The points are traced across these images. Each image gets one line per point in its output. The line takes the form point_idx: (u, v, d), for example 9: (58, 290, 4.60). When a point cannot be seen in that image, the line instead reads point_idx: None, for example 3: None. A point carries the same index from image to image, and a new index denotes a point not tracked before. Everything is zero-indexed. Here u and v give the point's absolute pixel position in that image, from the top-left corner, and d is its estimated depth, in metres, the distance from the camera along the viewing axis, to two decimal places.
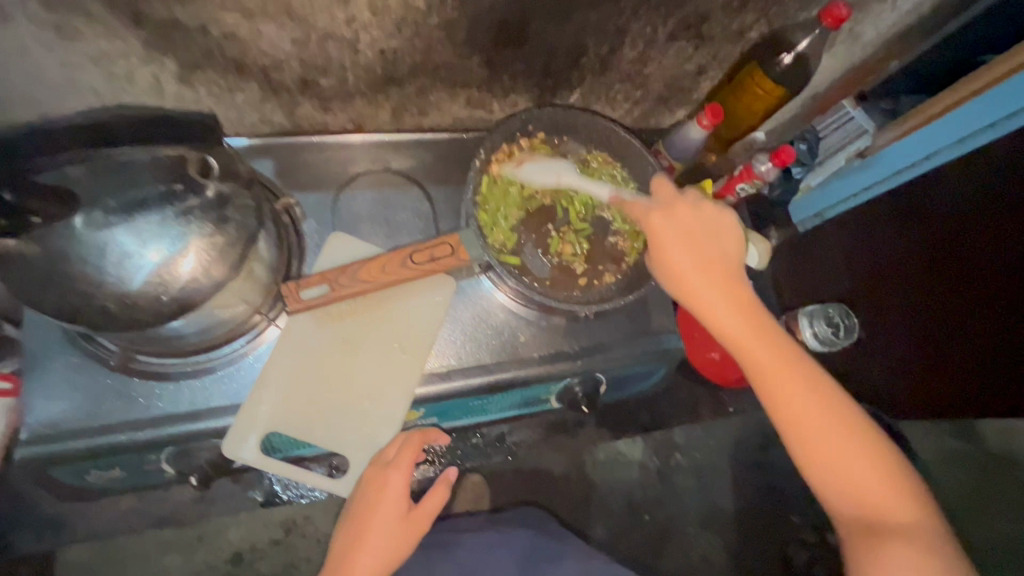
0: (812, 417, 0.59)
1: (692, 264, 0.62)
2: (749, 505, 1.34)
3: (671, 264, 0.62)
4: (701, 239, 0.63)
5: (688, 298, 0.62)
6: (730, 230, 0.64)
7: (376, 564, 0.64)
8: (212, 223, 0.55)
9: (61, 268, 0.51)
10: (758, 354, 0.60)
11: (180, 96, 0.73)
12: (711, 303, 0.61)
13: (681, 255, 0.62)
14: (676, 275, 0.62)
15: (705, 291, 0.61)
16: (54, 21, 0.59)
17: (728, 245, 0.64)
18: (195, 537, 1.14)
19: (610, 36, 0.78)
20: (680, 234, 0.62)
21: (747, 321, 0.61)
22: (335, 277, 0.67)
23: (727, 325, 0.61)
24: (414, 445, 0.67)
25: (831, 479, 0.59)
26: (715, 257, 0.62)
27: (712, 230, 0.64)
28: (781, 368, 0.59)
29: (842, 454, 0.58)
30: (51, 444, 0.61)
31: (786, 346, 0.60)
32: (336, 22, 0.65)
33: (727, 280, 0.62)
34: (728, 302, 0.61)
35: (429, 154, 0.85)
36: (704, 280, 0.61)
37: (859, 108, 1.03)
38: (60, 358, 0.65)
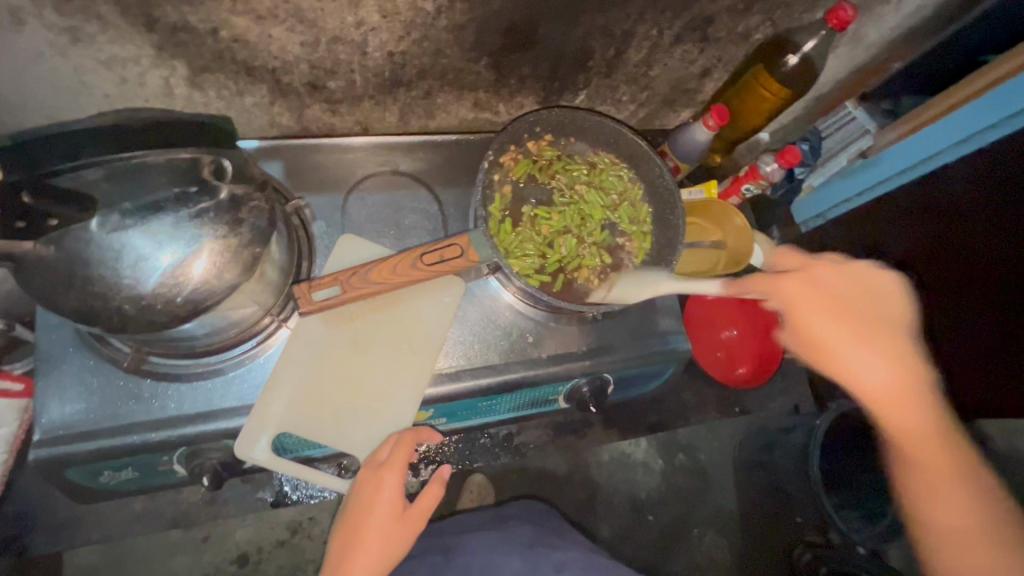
0: (935, 475, 0.62)
1: (842, 329, 0.60)
2: (754, 505, 1.35)
3: (817, 331, 0.61)
4: (853, 303, 0.61)
5: (832, 364, 0.61)
6: (895, 292, 0.63)
7: (373, 565, 0.65)
8: (225, 224, 0.55)
9: (78, 270, 0.52)
10: (906, 417, 0.61)
11: (191, 99, 0.74)
12: (864, 371, 0.60)
13: (825, 319, 0.61)
14: (820, 343, 0.61)
15: (852, 357, 0.60)
16: (67, 26, 0.60)
17: (883, 306, 0.62)
18: (202, 539, 1.14)
19: (617, 39, 0.78)
20: (824, 299, 0.61)
21: (896, 390, 0.60)
22: (345, 278, 0.67)
23: (881, 392, 0.60)
24: (407, 444, 0.66)
25: (957, 534, 0.63)
26: (871, 320, 0.61)
27: (873, 290, 0.63)
28: (926, 436, 0.61)
29: (963, 510, 0.63)
30: (64, 445, 0.61)
31: (927, 413, 0.61)
32: (346, 26, 0.65)
33: (874, 338, 0.60)
34: (880, 368, 0.60)
35: (436, 156, 0.86)
36: (860, 348, 0.60)
37: (861, 109, 1.04)
38: (73, 359, 0.65)
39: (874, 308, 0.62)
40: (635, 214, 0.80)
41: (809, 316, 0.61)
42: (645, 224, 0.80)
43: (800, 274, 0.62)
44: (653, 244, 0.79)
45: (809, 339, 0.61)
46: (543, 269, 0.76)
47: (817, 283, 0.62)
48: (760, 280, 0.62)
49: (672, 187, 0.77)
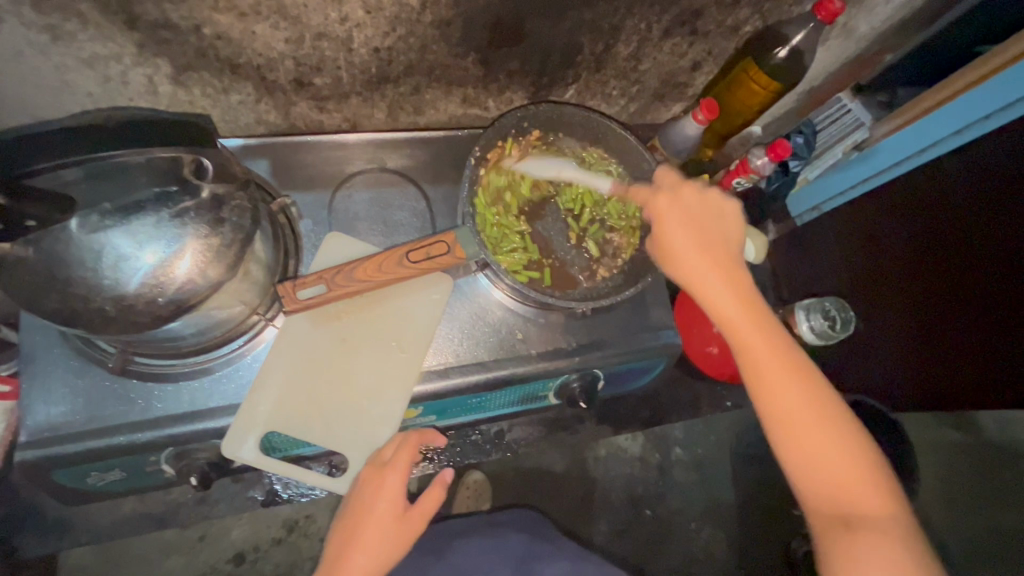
0: (791, 400, 0.58)
1: (685, 237, 0.63)
2: (749, 499, 1.35)
3: (666, 240, 0.63)
4: (698, 217, 0.64)
5: (685, 275, 0.62)
6: (737, 217, 0.66)
7: (370, 563, 0.63)
8: (207, 223, 0.55)
9: (58, 272, 0.52)
10: (753, 337, 0.59)
11: (175, 97, 0.73)
12: (706, 279, 0.61)
13: (679, 232, 0.63)
14: (668, 249, 0.63)
15: (693, 263, 0.61)
16: (46, 24, 0.59)
17: (726, 226, 0.65)
18: (198, 537, 1.14)
19: (605, 33, 0.78)
20: (677, 213, 0.64)
21: (737, 299, 0.60)
22: (330, 277, 0.67)
23: (726, 304, 0.60)
24: (411, 445, 0.66)
25: (811, 470, 0.57)
26: (711, 234, 0.63)
27: (717, 210, 0.65)
28: (773, 349, 0.59)
29: (818, 442, 0.57)
30: (50, 446, 0.61)
31: (772, 326, 0.60)
32: (330, 22, 0.65)
33: (713, 252, 0.62)
34: (721, 277, 0.61)
35: (425, 153, 0.85)
36: (698, 254, 0.62)
37: (857, 101, 1.01)
38: (59, 360, 0.65)
39: (717, 226, 0.64)
40: (624, 209, 0.80)
41: (668, 229, 0.63)
42: (634, 218, 0.79)
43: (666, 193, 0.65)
44: (642, 238, 0.78)
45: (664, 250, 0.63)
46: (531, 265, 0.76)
47: (678, 202, 0.65)
48: (638, 193, 0.67)
49: None
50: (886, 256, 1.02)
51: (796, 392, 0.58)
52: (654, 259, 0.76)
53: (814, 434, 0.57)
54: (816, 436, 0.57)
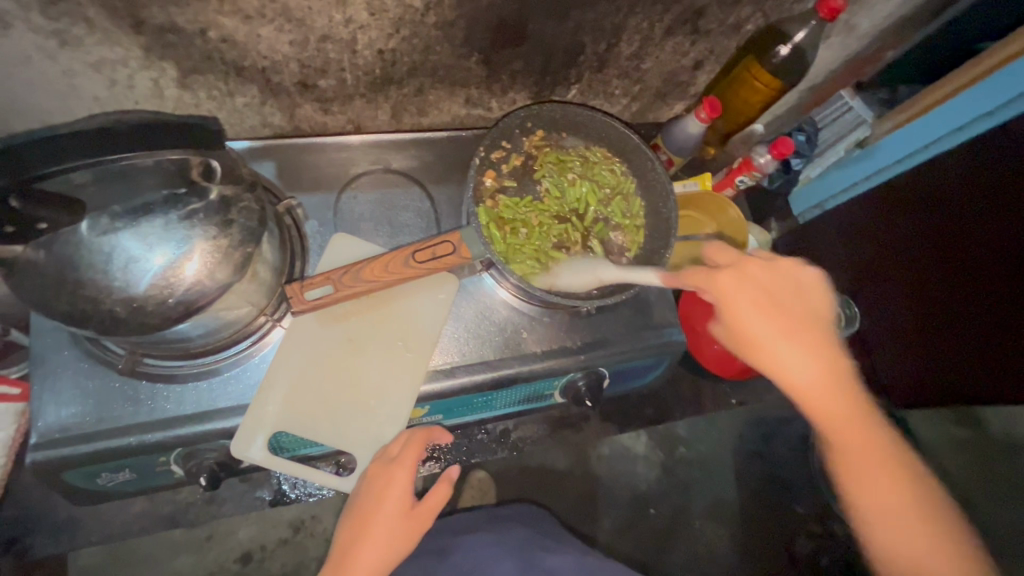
0: (886, 495, 0.59)
1: (777, 333, 0.58)
2: (754, 497, 1.35)
3: (749, 332, 0.59)
4: (784, 305, 0.60)
5: (769, 365, 0.59)
6: (824, 293, 0.62)
7: (378, 558, 0.63)
8: (215, 225, 0.55)
9: (69, 274, 0.52)
10: (838, 421, 0.59)
11: (181, 100, 0.74)
12: (796, 374, 0.58)
13: (755, 312, 0.59)
14: (750, 342, 0.59)
15: (784, 358, 0.58)
16: (54, 29, 0.60)
17: (813, 304, 0.61)
18: (205, 538, 1.15)
19: (608, 32, 0.78)
20: (757, 298, 0.59)
21: (831, 398, 0.58)
22: (337, 277, 0.67)
23: (818, 400, 0.58)
24: (418, 442, 0.67)
25: (915, 570, 0.58)
26: (796, 316, 0.60)
27: (804, 292, 0.62)
28: (870, 447, 0.59)
29: (901, 521, 0.59)
30: (61, 447, 0.62)
31: (866, 421, 0.59)
32: (335, 24, 0.65)
33: (802, 334, 0.59)
34: (815, 374, 0.58)
35: (429, 153, 0.86)
36: (788, 348, 0.58)
37: (857, 98, 1.03)
38: (68, 362, 0.65)
39: (801, 306, 0.60)
40: (629, 207, 0.80)
41: (742, 310, 0.59)
42: (638, 216, 0.80)
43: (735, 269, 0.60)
44: (647, 237, 0.79)
45: (739, 333, 0.60)
46: (536, 264, 0.76)
47: (751, 279, 0.60)
48: (698, 274, 0.61)
49: (666, 181, 0.77)
50: (887, 254, 1.02)
51: (893, 489, 0.59)
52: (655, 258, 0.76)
53: (914, 532, 0.58)
54: (915, 534, 0.58)
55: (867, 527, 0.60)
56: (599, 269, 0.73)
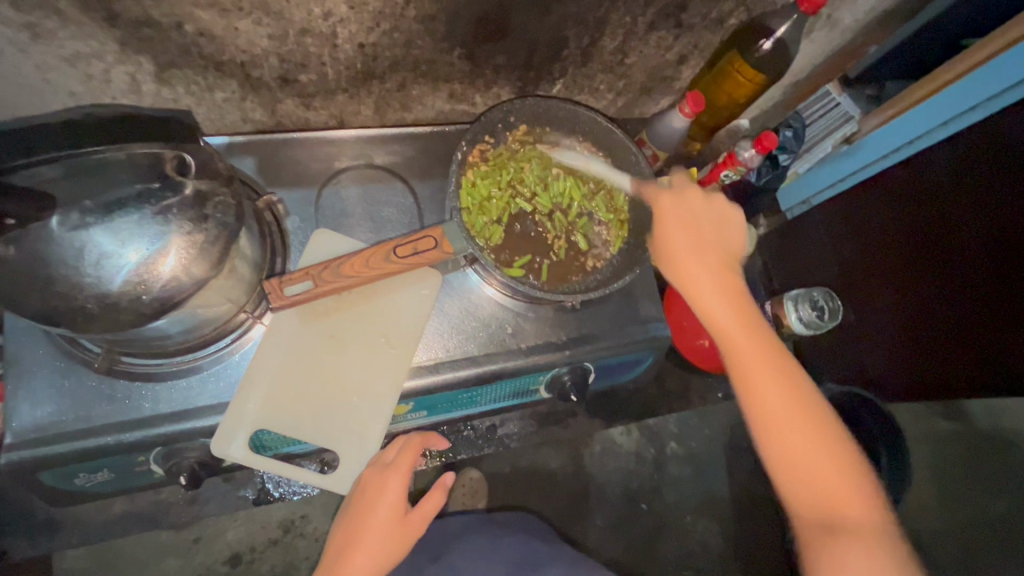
0: (781, 407, 0.61)
1: (688, 249, 0.67)
2: (744, 492, 1.35)
3: (666, 244, 0.68)
4: (699, 228, 0.69)
5: (678, 273, 0.67)
6: (738, 231, 0.71)
7: (373, 564, 0.66)
8: (190, 220, 0.54)
9: (38, 272, 0.51)
10: (745, 337, 0.63)
11: (159, 95, 0.73)
12: (700, 281, 0.66)
13: (679, 236, 0.68)
14: (668, 255, 0.68)
15: (691, 268, 0.67)
16: (25, 22, 0.58)
17: (727, 236, 0.70)
18: (193, 540, 1.13)
19: (590, 26, 0.78)
20: (676, 218, 0.69)
21: (735, 310, 0.65)
22: (317, 273, 0.67)
23: (717, 307, 0.65)
24: (415, 446, 0.70)
25: (797, 480, 0.59)
26: (716, 246, 0.69)
27: (722, 224, 0.71)
28: (766, 357, 0.63)
29: (802, 444, 0.60)
30: (37, 448, 0.61)
31: (762, 332, 0.64)
32: (314, 17, 0.64)
33: (717, 260, 0.67)
34: (718, 285, 0.66)
35: (413, 149, 0.85)
36: (693, 259, 0.67)
37: (845, 94, 1.04)
38: (44, 361, 0.64)
39: (721, 241, 0.69)
40: (613, 202, 0.80)
41: (667, 233, 0.68)
42: (623, 211, 0.79)
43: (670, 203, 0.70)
44: (631, 232, 0.79)
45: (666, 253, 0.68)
46: (518, 259, 0.76)
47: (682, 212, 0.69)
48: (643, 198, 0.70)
49: (648, 174, 0.77)
50: (875, 247, 1.03)
51: (789, 405, 0.61)
52: (643, 250, 0.76)
53: (804, 445, 0.60)
54: (803, 445, 0.60)
55: (759, 440, 0.62)
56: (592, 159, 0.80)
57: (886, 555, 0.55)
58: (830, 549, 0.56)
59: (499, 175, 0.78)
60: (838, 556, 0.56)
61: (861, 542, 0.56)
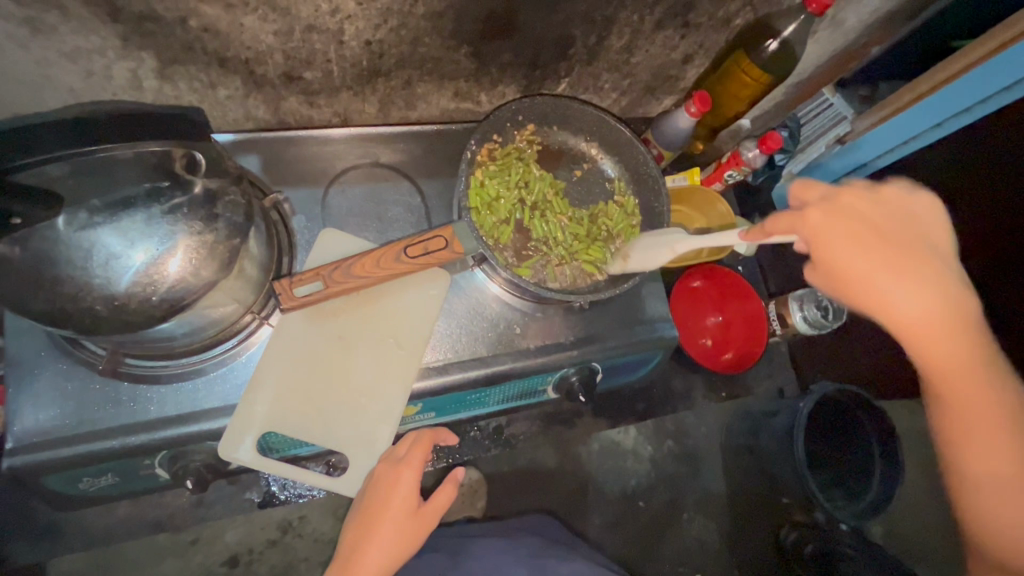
0: (1000, 453, 0.56)
1: (887, 273, 0.55)
2: (743, 489, 1.36)
3: (849, 271, 0.56)
4: (891, 239, 0.56)
5: (874, 304, 0.55)
6: (936, 223, 0.58)
7: (386, 558, 0.64)
8: (200, 220, 0.53)
9: (45, 272, 0.50)
10: (948, 362, 0.55)
11: (161, 92, 0.71)
12: (909, 314, 0.54)
13: (853, 248, 0.55)
14: (851, 283, 0.56)
15: (895, 296, 0.55)
16: (26, 16, 0.57)
17: (924, 233, 0.57)
18: (191, 541, 1.12)
19: (598, 25, 0.77)
20: (857, 234, 0.56)
21: (937, 330, 0.55)
22: (327, 273, 0.66)
23: (932, 342, 0.55)
24: (426, 442, 0.68)
25: (1008, 528, 0.57)
26: (907, 247, 0.55)
27: (913, 224, 0.58)
28: (985, 397, 0.56)
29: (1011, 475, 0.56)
30: (40, 452, 0.59)
31: (985, 365, 0.55)
32: (321, 13, 0.63)
33: (914, 269, 0.55)
34: (932, 317, 0.54)
35: (419, 147, 0.84)
36: (901, 286, 0.55)
37: (838, 95, 1.04)
38: (46, 363, 0.63)
39: (907, 238, 0.56)
40: (623, 206, 0.80)
41: (837, 246, 0.56)
42: (633, 216, 0.80)
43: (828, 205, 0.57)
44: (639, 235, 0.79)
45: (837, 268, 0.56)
46: (527, 260, 0.76)
47: (847, 214, 0.57)
48: (779, 221, 0.58)
49: (657, 176, 0.76)
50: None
51: (995, 430, 0.56)
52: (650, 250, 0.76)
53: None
54: (1012, 477, 0.56)
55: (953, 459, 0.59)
56: (675, 241, 0.69)
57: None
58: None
59: (508, 176, 0.78)
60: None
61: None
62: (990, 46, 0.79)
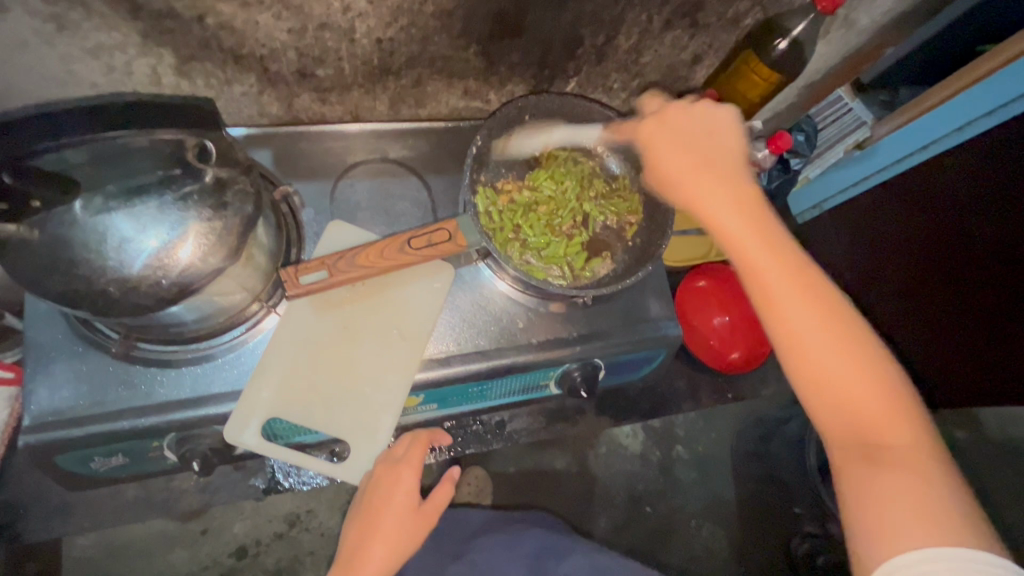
0: (812, 325, 0.52)
1: (688, 167, 0.57)
2: (751, 497, 1.34)
3: (663, 168, 0.59)
4: (691, 138, 0.59)
5: (682, 193, 0.57)
6: (737, 132, 0.60)
7: (389, 556, 0.66)
8: (210, 207, 0.55)
9: (61, 255, 0.52)
10: (756, 244, 0.54)
11: (179, 88, 0.74)
12: (706, 196, 0.56)
13: (670, 152, 0.59)
14: (667, 177, 0.58)
15: (695, 186, 0.56)
16: (52, 13, 0.60)
17: (721, 139, 0.59)
18: (200, 532, 1.14)
19: (606, 25, 0.78)
20: (667, 138, 0.60)
21: (741, 212, 0.55)
22: (332, 262, 0.67)
23: (729, 226, 0.55)
24: (423, 442, 0.71)
25: (836, 405, 0.52)
26: (704, 151, 0.58)
27: (712, 130, 0.60)
28: (789, 272, 0.53)
29: (831, 358, 0.52)
30: (55, 431, 0.62)
31: (786, 244, 0.54)
32: (333, 12, 0.65)
33: (712, 165, 0.57)
34: (727, 198, 0.55)
35: (426, 144, 0.86)
36: (702, 178, 0.56)
37: (858, 100, 1.03)
38: (62, 345, 0.65)
39: (706, 142, 0.59)
40: (628, 203, 0.80)
41: (657, 153, 0.60)
42: (638, 214, 0.80)
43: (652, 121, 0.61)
44: (643, 233, 0.79)
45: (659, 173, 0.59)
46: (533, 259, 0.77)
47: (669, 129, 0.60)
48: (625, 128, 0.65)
49: None
50: (888, 247, 1.03)
51: (808, 310, 0.52)
52: (657, 244, 0.76)
53: (846, 375, 0.52)
54: (836, 361, 0.52)
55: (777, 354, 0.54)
56: (551, 131, 0.77)
57: (936, 488, 0.49)
58: (862, 478, 0.51)
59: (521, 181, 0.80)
60: (868, 484, 0.51)
61: (898, 466, 0.50)
62: (1004, 58, 0.81)
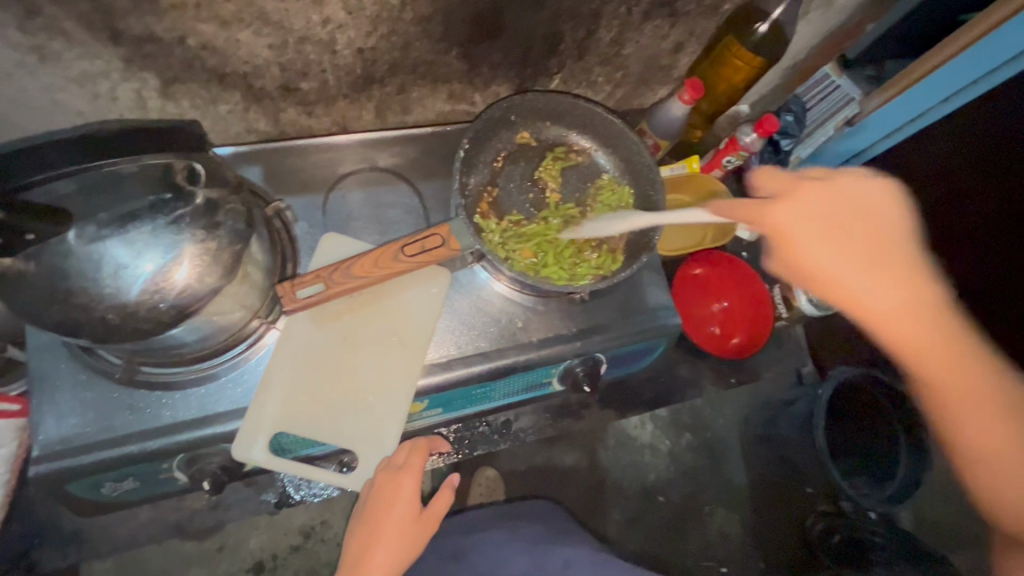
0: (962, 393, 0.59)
1: (839, 260, 0.58)
2: (761, 480, 1.35)
3: (807, 263, 0.59)
4: (840, 223, 0.59)
5: (825, 285, 0.59)
6: (894, 207, 0.59)
7: (391, 562, 0.66)
8: (203, 228, 0.56)
9: (59, 284, 0.52)
10: (912, 331, 0.58)
11: (164, 111, 0.74)
12: (863, 289, 0.58)
13: (825, 251, 0.58)
14: (815, 274, 0.59)
15: (854, 281, 0.58)
16: (33, 44, 0.60)
17: (873, 214, 0.59)
18: (217, 549, 1.15)
19: (585, 19, 0.78)
20: (804, 222, 0.59)
21: (906, 306, 0.58)
22: (328, 274, 0.68)
23: (877, 312, 0.58)
24: (421, 448, 0.71)
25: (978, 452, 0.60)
26: (865, 239, 0.58)
27: (865, 210, 0.59)
28: (945, 353, 0.58)
29: (977, 416, 0.59)
30: (65, 459, 0.62)
31: (943, 319, 0.58)
32: (313, 25, 0.65)
33: (876, 254, 0.58)
34: (895, 290, 0.58)
35: (414, 149, 0.86)
36: (852, 267, 0.58)
37: (844, 76, 0.99)
38: (66, 374, 0.66)
39: (861, 225, 0.59)
40: (619, 194, 0.80)
41: (803, 245, 0.59)
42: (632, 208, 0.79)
43: (779, 199, 0.60)
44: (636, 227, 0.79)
45: (805, 272, 0.60)
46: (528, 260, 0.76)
47: (808, 210, 0.59)
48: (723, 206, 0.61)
49: (650, 163, 0.77)
50: None
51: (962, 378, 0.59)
52: (649, 236, 0.75)
53: (987, 427, 0.59)
54: (975, 416, 0.59)
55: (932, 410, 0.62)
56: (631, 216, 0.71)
57: None
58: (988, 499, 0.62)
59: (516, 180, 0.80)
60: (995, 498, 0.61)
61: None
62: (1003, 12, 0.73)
